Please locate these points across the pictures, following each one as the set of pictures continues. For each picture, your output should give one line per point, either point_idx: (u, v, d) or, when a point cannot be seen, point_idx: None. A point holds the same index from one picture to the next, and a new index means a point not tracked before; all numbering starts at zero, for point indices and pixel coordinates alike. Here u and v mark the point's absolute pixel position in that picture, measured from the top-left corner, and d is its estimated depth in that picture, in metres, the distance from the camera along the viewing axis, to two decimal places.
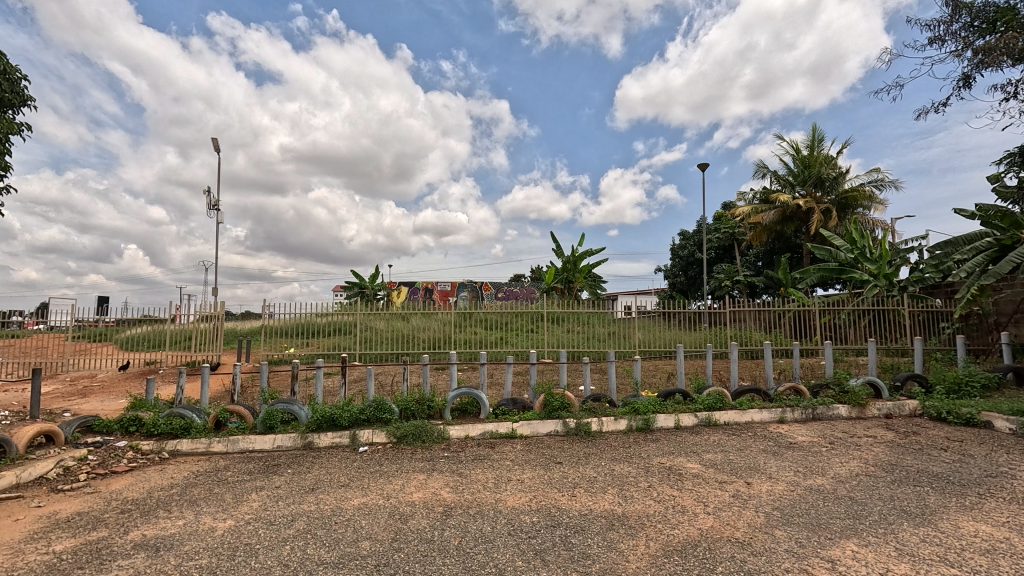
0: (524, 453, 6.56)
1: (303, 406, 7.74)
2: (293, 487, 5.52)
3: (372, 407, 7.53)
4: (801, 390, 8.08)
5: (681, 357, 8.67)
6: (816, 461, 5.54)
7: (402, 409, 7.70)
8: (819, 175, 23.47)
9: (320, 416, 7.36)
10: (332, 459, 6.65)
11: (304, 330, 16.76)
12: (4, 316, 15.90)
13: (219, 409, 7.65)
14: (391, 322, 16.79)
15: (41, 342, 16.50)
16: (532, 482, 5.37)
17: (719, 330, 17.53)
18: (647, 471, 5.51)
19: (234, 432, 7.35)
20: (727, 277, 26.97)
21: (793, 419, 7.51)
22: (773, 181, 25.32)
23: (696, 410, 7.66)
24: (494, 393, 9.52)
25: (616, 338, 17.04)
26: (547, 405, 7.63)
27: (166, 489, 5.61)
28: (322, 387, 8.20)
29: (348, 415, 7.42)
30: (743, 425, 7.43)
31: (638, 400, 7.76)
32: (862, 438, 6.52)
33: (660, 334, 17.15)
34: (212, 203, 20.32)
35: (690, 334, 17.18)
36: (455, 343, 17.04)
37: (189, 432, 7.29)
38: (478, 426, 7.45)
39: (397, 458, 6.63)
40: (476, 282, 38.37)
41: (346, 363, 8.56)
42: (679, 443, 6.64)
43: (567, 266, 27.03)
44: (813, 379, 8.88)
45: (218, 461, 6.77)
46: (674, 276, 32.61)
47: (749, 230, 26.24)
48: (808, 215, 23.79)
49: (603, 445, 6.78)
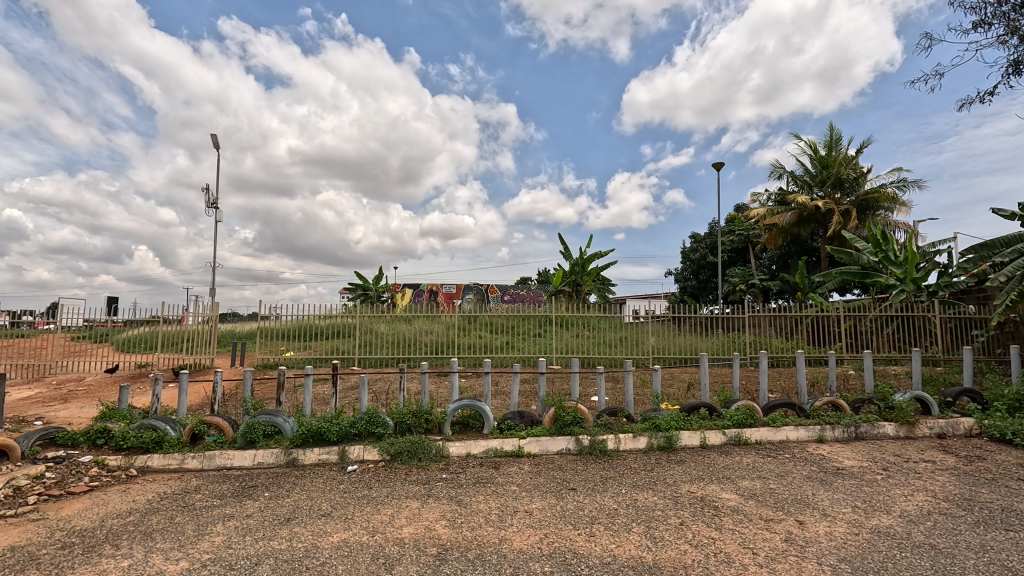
0: (532, 477, 5.78)
1: (289, 418, 7.01)
2: (266, 517, 4.78)
3: (364, 420, 6.80)
4: (840, 405, 7.26)
5: (706, 365, 7.82)
6: (875, 494, 4.73)
7: (397, 422, 6.94)
8: (839, 176, 22.59)
9: (306, 430, 6.61)
10: (315, 480, 5.90)
11: (303, 333, 16.07)
12: (17, 317, 15.86)
13: (197, 420, 6.93)
14: (394, 325, 16.11)
15: (35, 343, 15.98)
16: (542, 515, 4.60)
17: (736, 336, 16.66)
18: (676, 503, 4.72)
19: (211, 446, 6.65)
20: (741, 281, 26.20)
21: (834, 439, 6.72)
22: (790, 181, 24.47)
23: (724, 427, 6.87)
24: (499, 404, 8.79)
25: (628, 344, 16.26)
26: (558, 420, 6.87)
27: (121, 516, 4.89)
28: (310, 396, 7.47)
29: (337, 429, 6.68)
30: (778, 444, 6.64)
31: (659, 415, 6.97)
32: (920, 463, 5.69)
33: (675, 340, 16.31)
34: (211, 201, 19.73)
35: (705, 340, 16.33)
36: (459, 348, 16.31)
37: (161, 447, 6.57)
38: (480, 443, 6.71)
39: (389, 480, 5.87)
40: (482, 285, 37.70)
41: (337, 370, 7.81)
42: (708, 467, 5.83)
43: (575, 268, 26.29)
44: (851, 392, 8.06)
45: (189, 480, 6.05)
46: (685, 279, 31.73)
47: (765, 232, 25.39)
48: (827, 217, 22.91)
49: (620, 468, 5.98)
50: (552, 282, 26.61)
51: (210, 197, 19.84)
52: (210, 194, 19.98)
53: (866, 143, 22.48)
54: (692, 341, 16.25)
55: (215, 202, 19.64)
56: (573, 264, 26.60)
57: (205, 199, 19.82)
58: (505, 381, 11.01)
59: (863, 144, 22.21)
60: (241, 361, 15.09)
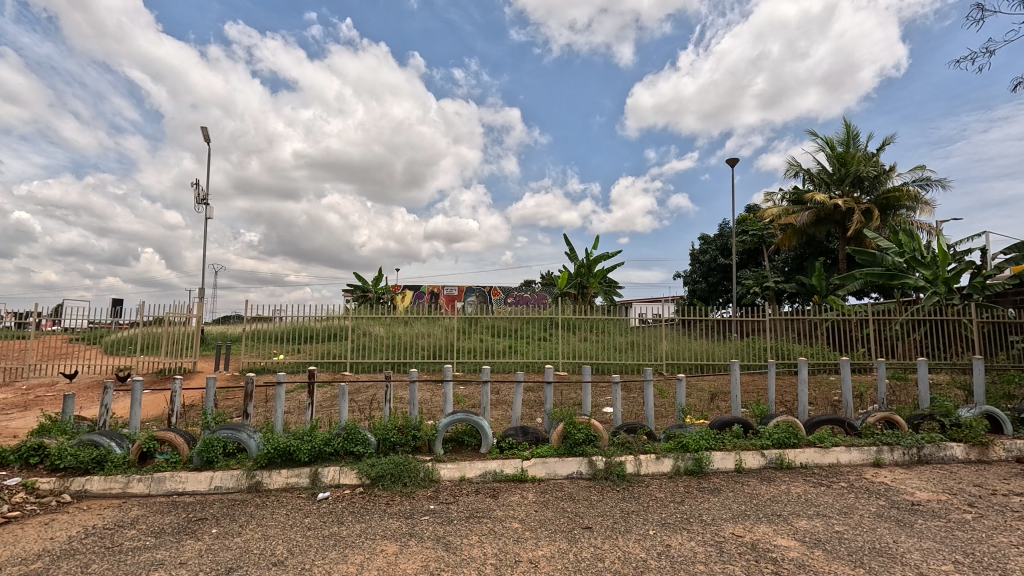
0: (537, 510, 4.78)
1: (255, 433, 6.03)
2: (203, 567, 3.80)
3: (341, 437, 5.83)
4: (896, 422, 6.24)
5: (737, 374, 6.78)
6: (976, 545, 3.70)
7: (380, 440, 5.95)
8: (859, 173, 21.54)
9: (273, 448, 5.64)
10: (276, 512, 4.91)
11: (293, 336, 15.09)
12: (18, 317, 15.03)
13: (147, 435, 5.95)
14: (392, 328, 15.16)
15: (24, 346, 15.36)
16: (552, 570, 3.58)
17: (753, 341, 15.57)
18: (722, 554, 3.71)
19: (161, 467, 5.69)
20: (755, 283, 25.10)
21: (893, 463, 5.73)
22: (806, 180, 23.44)
23: (764, 448, 5.86)
24: (501, 417, 7.81)
25: (639, 349, 15.22)
26: (567, 438, 5.87)
27: (25, 563, 3.91)
28: (282, 408, 6.50)
29: (308, 447, 5.70)
30: (827, 469, 5.64)
31: (686, 433, 5.96)
32: (1010, 497, 4.67)
33: (688, 345, 15.26)
34: (200, 196, 18.83)
35: (721, 345, 15.28)
36: (459, 352, 15.33)
37: (102, 467, 5.60)
38: (476, 465, 5.73)
39: (365, 512, 4.89)
40: (485, 287, 36.72)
41: (315, 377, 6.80)
42: (751, 499, 4.81)
43: (581, 269, 25.32)
44: (903, 407, 7.03)
45: (128, 511, 5.07)
46: (695, 282, 30.64)
47: (780, 233, 24.33)
48: (847, 216, 21.84)
49: (644, 499, 4.97)
50: (556, 284, 25.60)
51: (200, 192, 18.94)
52: (199, 189, 19.06)
53: (887, 139, 21.40)
54: (706, 346, 15.25)
55: (204, 198, 18.73)
56: (579, 265, 25.64)
57: (195, 194, 18.91)
58: (507, 390, 10.05)
59: (884, 140, 21.15)
60: (225, 365, 14.10)
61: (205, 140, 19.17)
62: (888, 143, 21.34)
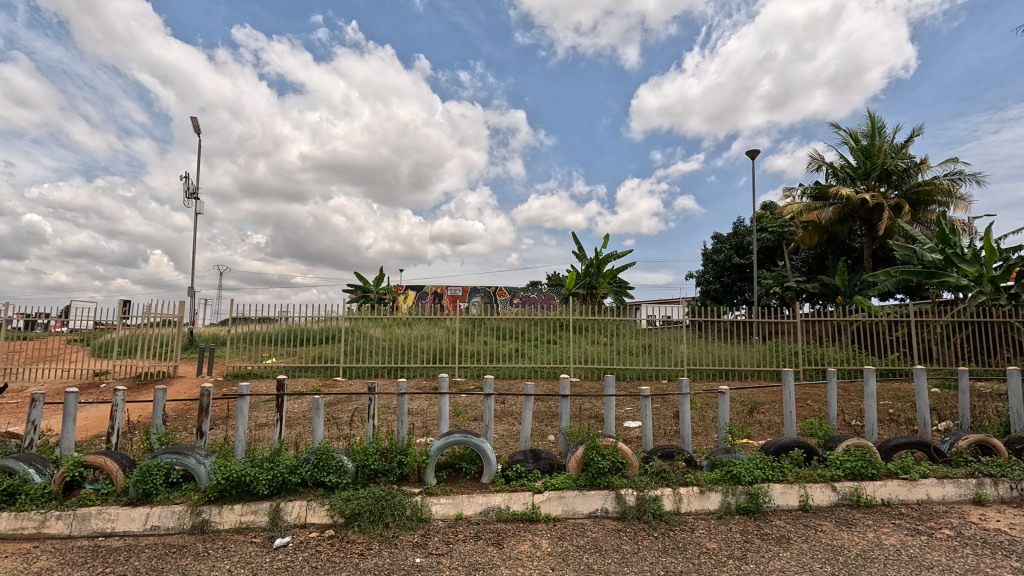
0: (555, 568, 3.66)
1: (206, 456, 4.94)
2: None
3: (312, 463, 4.75)
4: (993, 447, 5.07)
5: (790, 387, 5.63)
6: None
7: (359, 467, 4.85)
8: (886, 167, 20.30)
9: (224, 477, 4.56)
10: (216, 566, 3.82)
11: (284, 338, 14.04)
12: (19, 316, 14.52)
13: (74, 459, 4.86)
14: (389, 330, 14.04)
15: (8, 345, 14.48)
16: None
17: (779, 345, 14.34)
18: None
19: (88, 501, 4.61)
20: (775, 282, 23.82)
21: (999, 500, 4.58)
22: (829, 175, 22.21)
23: (835, 479, 4.71)
24: (508, 435, 6.71)
25: (655, 353, 14.04)
26: (588, 467, 4.76)
27: None
28: (245, 426, 5.41)
29: (268, 477, 4.61)
30: (918, 508, 4.49)
31: (736, 460, 4.82)
32: None
33: (708, 349, 14.08)
34: (190, 190, 17.90)
35: (744, 350, 14.09)
36: (461, 356, 14.20)
37: (14, 501, 4.53)
38: (476, 500, 4.63)
39: (331, 567, 3.78)
40: (489, 287, 35.65)
41: (285, 389, 5.66)
42: (836, 557, 3.67)
43: (589, 269, 24.36)
44: (990, 427, 5.85)
45: (33, 562, 3.99)
46: (708, 282, 29.38)
47: (800, 230, 23.10)
48: (875, 213, 20.57)
49: (692, 553, 3.83)
50: (564, 284, 24.47)
51: (190, 185, 18.00)
52: (189, 182, 18.13)
53: (917, 130, 20.12)
54: (729, 350, 14.04)
55: (195, 191, 17.81)
56: (588, 265, 24.57)
57: (184, 188, 17.99)
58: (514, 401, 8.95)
59: (914, 131, 19.84)
60: (209, 369, 13.02)
61: (195, 131, 18.20)
62: (918, 134, 20.06)
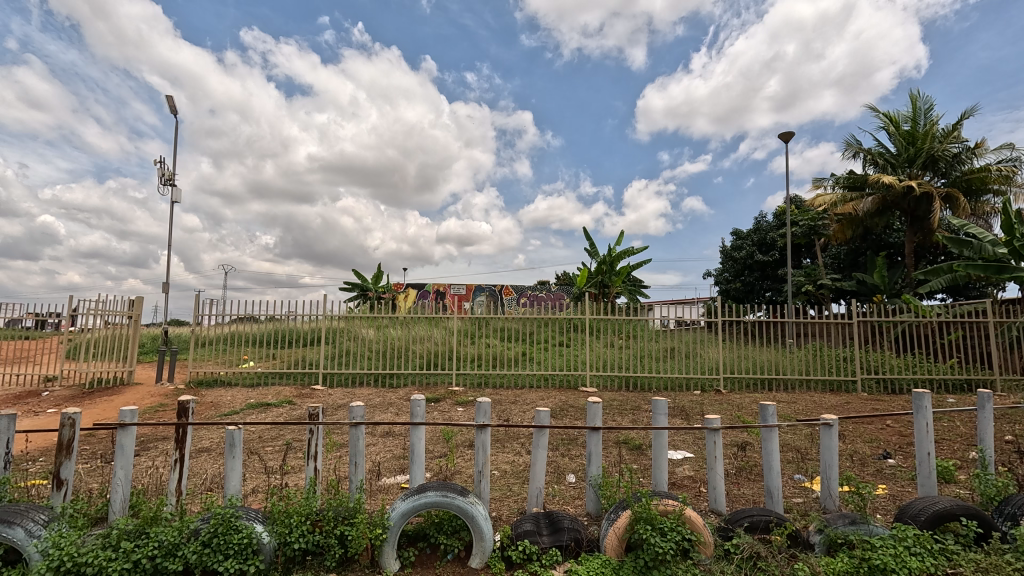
0: None
1: (50, 519, 3.25)
2: None
3: (202, 540, 3.04)
4: None
5: (927, 417, 3.80)
6: None
7: (278, 545, 3.12)
8: (934, 152, 18.39)
9: (52, 566, 2.86)
10: None
11: (259, 338, 12.33)
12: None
13: None
14: (382, 330, 12.26)
15: None
16: None
17: (822, 350, 12.48)
18: None
19: None
20: (805, 279, 21.82)
21: None
22: (867, 162, 20.34)
23: None
24: (510, 476, 4.99)
25: (680, 358, 12.24)
26: (640, 549, 3.01)
27: None
28: (127, 470, 3.70)
29: (124, 566, 2.90)
30: None
31: (873, 541, 3.03)
32: None
33: (744, 354, 12.19)
34: (165, 175, 16.34)
35: (785, 355, 12.25)
36: (461, 361, 12.46)
37: None
38: None
39: None
40: (496, 286, 33.87)
41: (190, 417, 3.87)
42: None
43: (601, 266, 22.49)
44: None
45: None
46: (727, 282, 27.46)
47: (833, 223, 21.22)
48: (920, 203, 18.65)
49: None
50: (575, 283, 22.75)
51: (165, 170, 16.45)
52: (165, 167, 16.56)
53: (968, 112, 18.17)
54: (767, 355, 12.18)
55: (170, 177, 16.25)
56: (600, 262, 22.78)
57: (159, 172, 16.43)
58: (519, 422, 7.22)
59: (965, 113, 17.94)
60: (170, 375, 11.26)
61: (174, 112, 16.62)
62: (969, 117, 18.11)
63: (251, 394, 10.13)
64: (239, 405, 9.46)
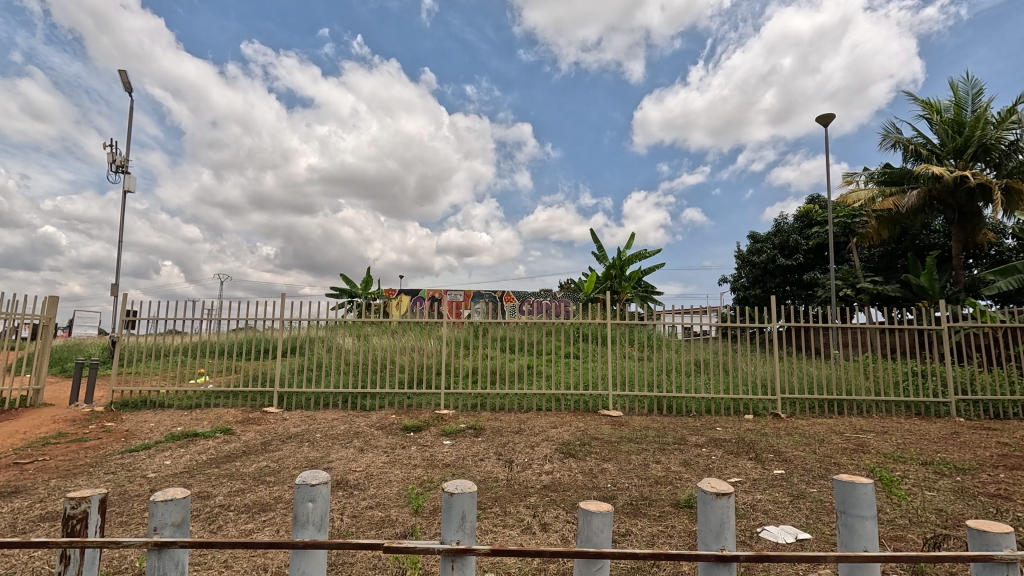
0: None
1: None
2: None
3: None
4: None
5: None
6: None
7: None
8: (986, 140, 16.34)
9: None
10: None
11: (216, 349, 10.19)
12: None
13: None
14: (362, 340, 10.04)
15: None
16: None
17: (895, 364, 10.24)
18: None
19: None
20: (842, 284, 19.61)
21: None
22: (907, 154, 18.28)
23: None
24: None
25: (719, 373, 10.01)
26: None
27: None
28: None
29: None
30: None
31: None
32: None
33: (800, 368, 9.95)
34: (116, 161, 14.31)
35: (848, 370, 10.06)
36: (453, 377, 10.20)
37: None
38: None
39: None
40: (495, 293, 31.76)
41: None
42: None
43: (611, 270, 20.31)
44: None
45: None
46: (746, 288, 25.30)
47: (868, 222, 19.11)
48: (973, 195, 16.51)
49: None
50: (582, 288, 20.60)
51: (116, 156, 14.41)
52: (116, 153, 14.57)
53: None
54: (829, 371, 9.97)
55: (122, 164, 14.23)
56: (609, 266, 20.59)
57: (109, 159, 14.43)
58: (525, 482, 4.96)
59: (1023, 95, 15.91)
60: (87, 396, 9.03)
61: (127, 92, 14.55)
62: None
63: (182, 419, 7.95)
64: (158, 435, 7.24)
